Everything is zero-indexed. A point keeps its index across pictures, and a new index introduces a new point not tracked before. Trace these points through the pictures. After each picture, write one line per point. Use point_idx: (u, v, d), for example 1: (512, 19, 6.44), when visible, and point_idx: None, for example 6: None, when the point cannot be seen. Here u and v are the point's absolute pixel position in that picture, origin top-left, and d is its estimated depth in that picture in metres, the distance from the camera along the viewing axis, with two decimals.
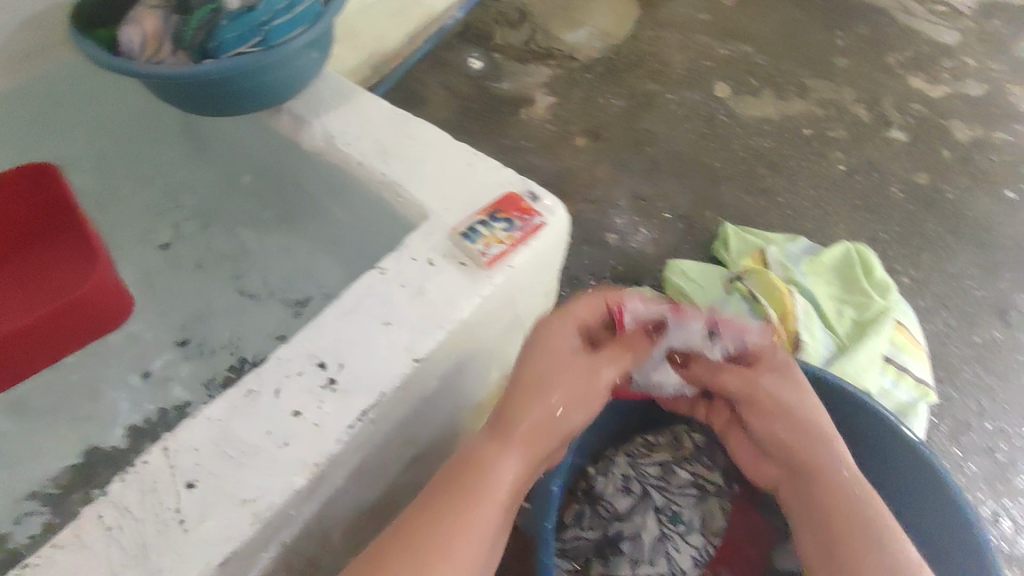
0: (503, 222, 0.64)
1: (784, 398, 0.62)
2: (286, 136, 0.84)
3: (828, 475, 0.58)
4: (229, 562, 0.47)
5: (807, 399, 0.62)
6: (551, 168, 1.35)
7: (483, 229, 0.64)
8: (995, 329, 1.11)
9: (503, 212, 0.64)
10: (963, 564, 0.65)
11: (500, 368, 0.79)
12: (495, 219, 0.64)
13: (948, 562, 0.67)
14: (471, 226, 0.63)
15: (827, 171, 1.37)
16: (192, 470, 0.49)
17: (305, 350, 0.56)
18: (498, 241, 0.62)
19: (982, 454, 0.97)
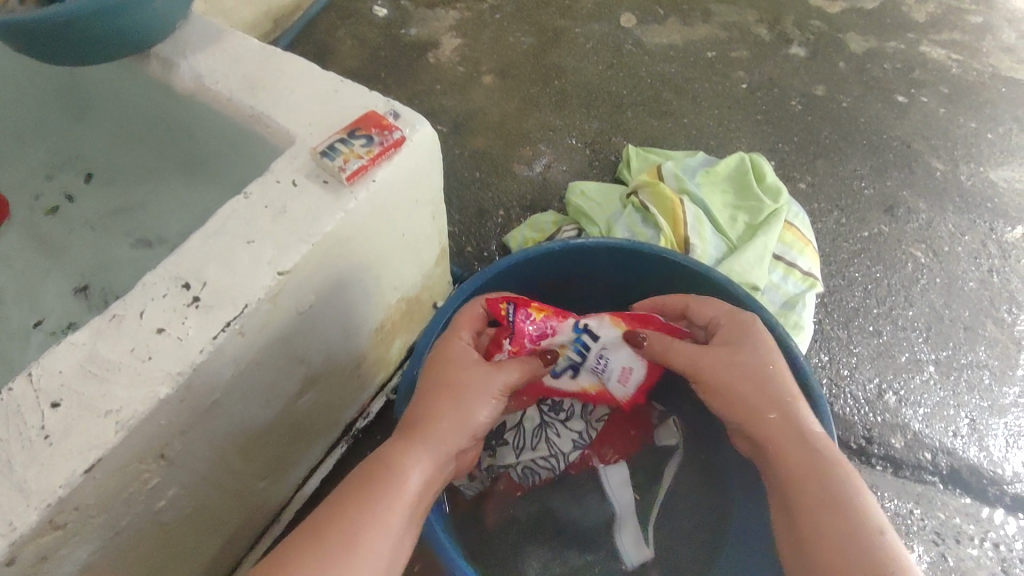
0: (362, 138, 0.65)
1: (754, 363, 0.60)
2: (161, 83, 0.79)
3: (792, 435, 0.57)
4: (98, 467, 0.49)
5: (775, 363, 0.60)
6: (463, 108, 1.33)
7: (343, 146, 0.65)
8: (882, 223, 1.20)
9: (362, 129, 0.66)
10: None
11: (393, 289, 0.81)
12: (355, 136, 0.66)
13: None
14: (331, 144, 0.65)
15: (730, 91, 1.40)
16: (57, 390, 0.51)
17: (169, 273, 0.57)
18: (357, 156, 0.64)
19: (869, 336, 1.06)
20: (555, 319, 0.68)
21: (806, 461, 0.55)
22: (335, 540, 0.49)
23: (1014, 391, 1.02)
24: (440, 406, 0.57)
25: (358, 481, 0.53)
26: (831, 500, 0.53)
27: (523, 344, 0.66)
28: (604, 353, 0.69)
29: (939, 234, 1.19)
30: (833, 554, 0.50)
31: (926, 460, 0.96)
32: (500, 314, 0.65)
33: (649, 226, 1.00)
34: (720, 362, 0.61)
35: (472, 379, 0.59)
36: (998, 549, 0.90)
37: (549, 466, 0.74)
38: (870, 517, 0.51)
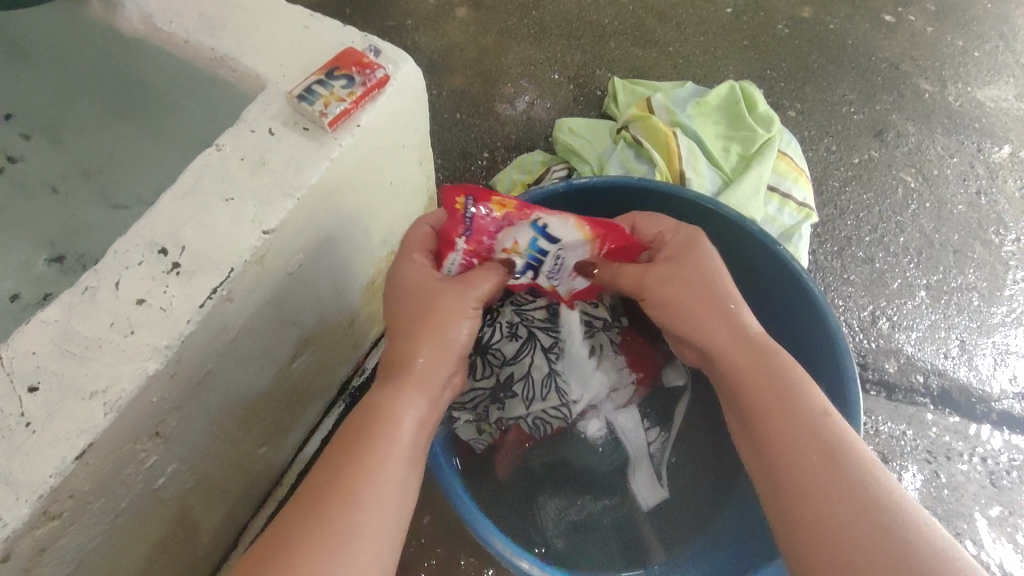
0: (342, 79, 0.60)
1: (700, 277, 0.59)
2: (106, 25, 0.71)
3: (742, 347, 0.56)
4: (90, 452, 0.46)
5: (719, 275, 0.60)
6: (437, 43, 1.25)
7: (321, 89, 0.60)
8: (872, 149, 1.18)
9: (341, 69, 0.60)
10: (821, 358, 0.69)
11: (383, 242, 0.77)
12: (334, 77, 0.60)
13: (811, 359, 0.72)
14: (309, 87, 0.59)
15: (716, 16, 1.34)
16: (34, 373, 0.46)
17: (141, 238, 0.52)
18: (338, 99, 0.59)
19: (862, 265, 1.06)
20: (518, 218, 0.63)
21: (760, 367, 0.54)
22: (336, 499, 0.46)
23: (1002, 311, 1.04)
24: (422, 340, 0.56)
25: (346, 440, 0.50)
26: (796, 409, 0.51)
27: (480, 241, 0.62)
28: (562, 254, 0.66)
29: (928, 157, 1.18)
30: (795, 454, 0.49)
31: (918, 383, 0.98)
32: (455, 206, 0.61)
33: (643, 162, 0.96)
34: (671, 277, 0.60)
35: (446, 305, 0.57)
36: (986, 463, 0.94)
37: (561, 415, 0.72)
38: (828, 417, 0.50)
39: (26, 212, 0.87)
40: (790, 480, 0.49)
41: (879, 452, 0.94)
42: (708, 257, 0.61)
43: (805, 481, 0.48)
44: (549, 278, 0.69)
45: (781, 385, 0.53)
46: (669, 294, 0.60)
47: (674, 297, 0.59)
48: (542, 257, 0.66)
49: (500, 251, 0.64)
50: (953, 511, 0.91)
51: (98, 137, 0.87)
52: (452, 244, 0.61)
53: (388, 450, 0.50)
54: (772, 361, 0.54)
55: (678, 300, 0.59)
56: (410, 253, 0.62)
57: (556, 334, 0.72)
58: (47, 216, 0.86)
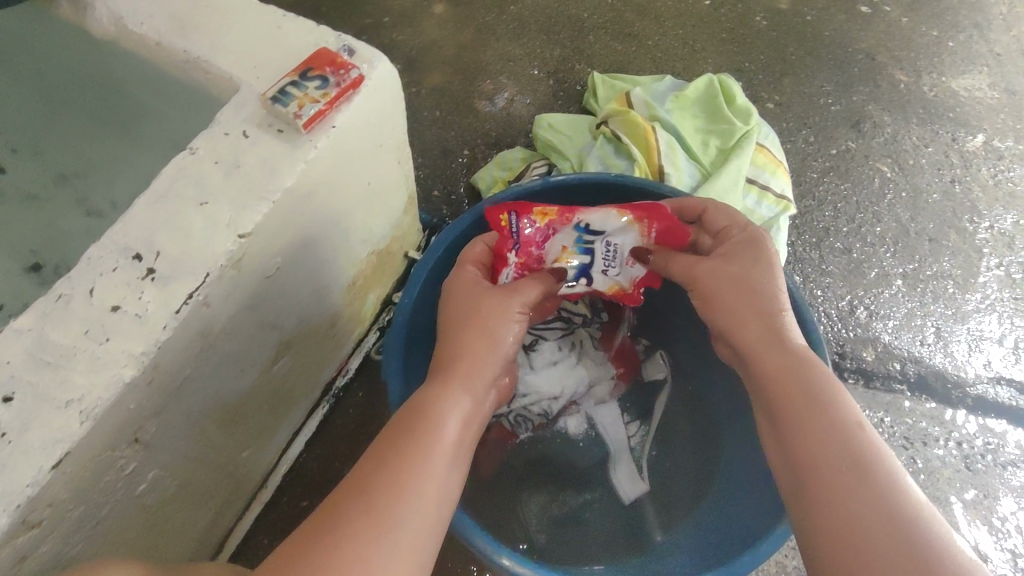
0: (316, 81, 0.60)
1: (752, 280, 0.59)
2: (78, 27, 0.72)
3: (786, 352, 0.55)
4: (67, 461, 0.46)
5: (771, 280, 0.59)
6: (415, 40, 1.25)
7: (295, 91, 0.59)
8: (849, 139, 1.19)
9: (314, 70, 0.60)
10: None
11: (362, 242, 0.77)
12: (308, 78, 0.60)
13: None
14: (282, 89, 0.59)
15: (694, 9, 1.35)
16: (7, 383, 0.46)
17: (115, 244, 0.52)
18: (313, 100, 0.59)
19: (839, 255, 1.08)
20: (560, 223, 0.66)
21: (801, 371, 0.54)
22: (378, 491, 0.47)
23: (976, 298, 1.06)
24: (470, 338, 0.57)
25: (391, 432, 0.51)
26: (831, 414, 0.51)
27: (530, 252, 0.66)
28: (612, 243, 0.67)
29: (904, 147, 1.19)
30: (824, 461, 0.49)
31: (895, 370, 1.00)
32: (500, 225, 0.65)
33: (622, 157, 0.96)
34: (723, 278, 0.60)
35: (492, 307, 0.59)
36: (961, 447, 0.96)
37: (542, 412, 0.76)
38: (862, 430, 0.50)
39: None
40: (814, 478, 0.49)
41: None
42: (764, 258, 0.60)
43: (829, 480, 0.48)
44: (609, 276, 0.69)
45: (819, 389, 0.53)
46: (717, 295, 0.60)
47: (722, 296, 0.60)
48: (594, 250, 0.67)
49: (552, 259, 0.67)
50: (929, 495, 0.93)
51: (71, 141, 0.86)
52: (505, 260, 0.65)
53: (433, 447, 0.50)
54: (814, 369, 0.54)
55: (725, 298, 0.59)
56: (464, 265, 0.64)
57: (536, 330, 0.76)
58: (20, 223, 0.85)
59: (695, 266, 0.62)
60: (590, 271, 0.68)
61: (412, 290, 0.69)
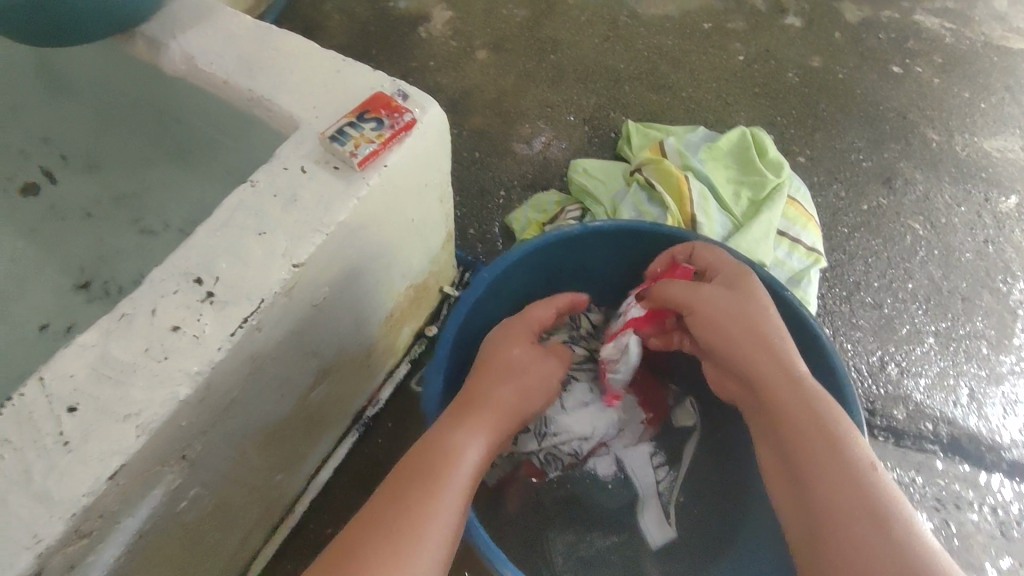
0: (372, 122, 0.63)
1: (751, 311, 0.61)
2: (149, 63, 0.77)
3: (794, 390, 0.56)
4: (120, 474, 0.48)
5: (770, 315, 0.61)
6: (458, 84, 1.31)
7: (352, 130, 0.63)
8: (880, 196, 1.20)
9: (371, 112, 0.64)
10: None
11: (401, 276, 0.79)
12: (364, 120, 0.63)
13: None
14: (340, 128, 0.62)
15: (727, 63, 1.39)
16: (71, 395, 0.49)
17: (178, 268, 0.55)
18: (368, 140, 0.62)
19: (870, 310, 1.07)
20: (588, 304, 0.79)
21: (807, 409, 0.55)
22: (391, 531, 0.48)
23: (1010, 360, 1.04)
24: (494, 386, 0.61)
25: (408, 471, 0.53)
26: (841, 453, 0.51)
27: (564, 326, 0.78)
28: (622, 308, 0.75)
29: (936, 205, 1.20)
30: (837, 507, 0.49)
31: (927, 430, 0.98)
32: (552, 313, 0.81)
33: (655, 204, 0.98)
34: (724, 310, 0.62)
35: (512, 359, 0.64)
36: (996, 514, 0.93)
37: (572, 451, 0.74)
38: (874, 472, 0.50)
39: (59, 239, 0.90)
40: (828, 519, 0.49)
41: None
42: (755, 293, 0.63)
43: (842, 524, 0.48)
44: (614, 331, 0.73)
45: (824, 428, 0.53)
46: (721, 328, 0.61)
47: (727, 329, 0.61)
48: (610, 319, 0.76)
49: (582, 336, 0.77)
50: (963, 562, 0.90)
51: (131, 168, 0.91)
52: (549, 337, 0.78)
53: (449, 488, 0.52)
54: (823, 407, 0.55)
55: (728, 340, 0.61)
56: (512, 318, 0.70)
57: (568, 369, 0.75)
58: (77, 242, 0.90)
59: (693, 294, 0.64)
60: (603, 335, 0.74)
61: (452, 322, 0.69)
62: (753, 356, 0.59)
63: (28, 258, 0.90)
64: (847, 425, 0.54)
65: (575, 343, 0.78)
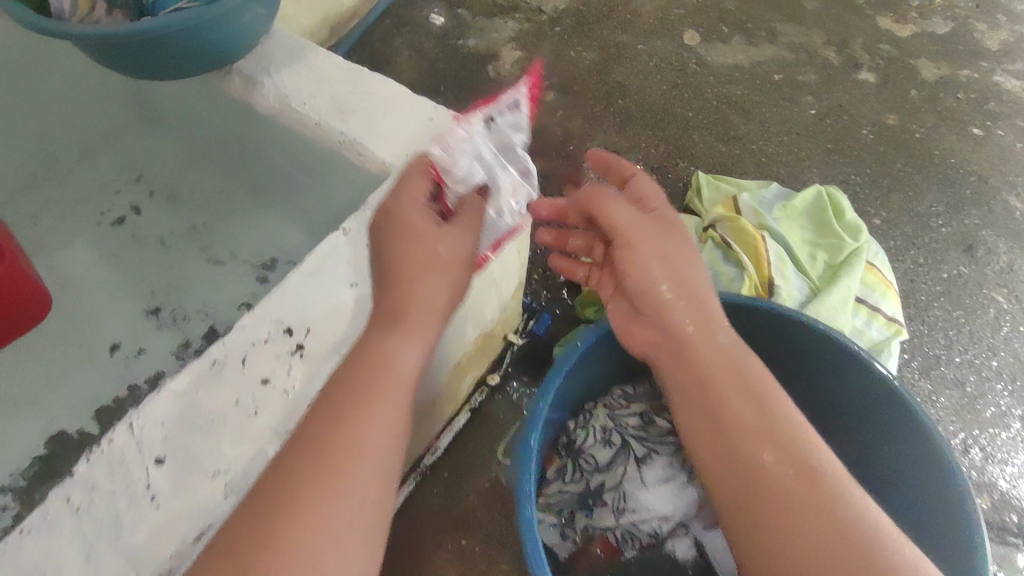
0: (467, 176, 0.63)
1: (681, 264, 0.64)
2: (241, 98, 0.78)
3: (728, 359, 0.59)
4: (206, 531, 0.48)
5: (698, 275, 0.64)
6: (525, 124, 1.31)
7: (446, 185, 0.63)
8: (961, 264, 1.15)
9: (466, 165, 0.64)
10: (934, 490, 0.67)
11: (473, 325, 0.78)
12: (459, 174, 0.63)
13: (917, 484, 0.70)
14: (435, 182, 0.62)
15: (798, 117, 1.37)
16: (161, 445, 0.48)
17: (269, 315, 0.54)
18: (462, 195, 0.62)
19: (951, 387, 1.02)
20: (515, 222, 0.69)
21: (737, 379, 0.58)
22: (320, 467, 0.46)
23: None
24: (414, 297, 0.54)
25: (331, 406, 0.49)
26: (772, 415, 0.55)
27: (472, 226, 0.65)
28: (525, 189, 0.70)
29: (1020, 278, 1.14)
30: (771, 467, 0.53)
31: (1012, 523, 0.92)
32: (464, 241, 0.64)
33: (731, 264, 0.94)
34: (660, 261, 0.64)
35: (430, 268, 0.55)
36: None
37: (651, 531, 0.72)
38: (802, 433, 0.54)
39: (134, 264, 0.91)
40: (764, 479, 0.52)
41: None
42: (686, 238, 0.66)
43: (785, 483, 0.51)
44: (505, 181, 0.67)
45: (753, 394, 0.57)
46: (653, 282, 0.64)
47: (658, 281, 0.63)
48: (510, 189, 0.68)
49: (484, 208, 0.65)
50: None
51: (212, 198, 0.94)
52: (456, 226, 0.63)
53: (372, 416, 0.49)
54: (753, 375, 0.58)
55: (655, 282, 0.63)
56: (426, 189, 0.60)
57: (648, 444, 0.74)
58: (150, 269, 0.91)
59: (634, 222, 0.65)
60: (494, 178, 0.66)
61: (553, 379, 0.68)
62: (693, 324, 0.62)
63: (103, 281, 0.91)
64: (772, 388, 0.58)
65: (656, 416, 0.76)
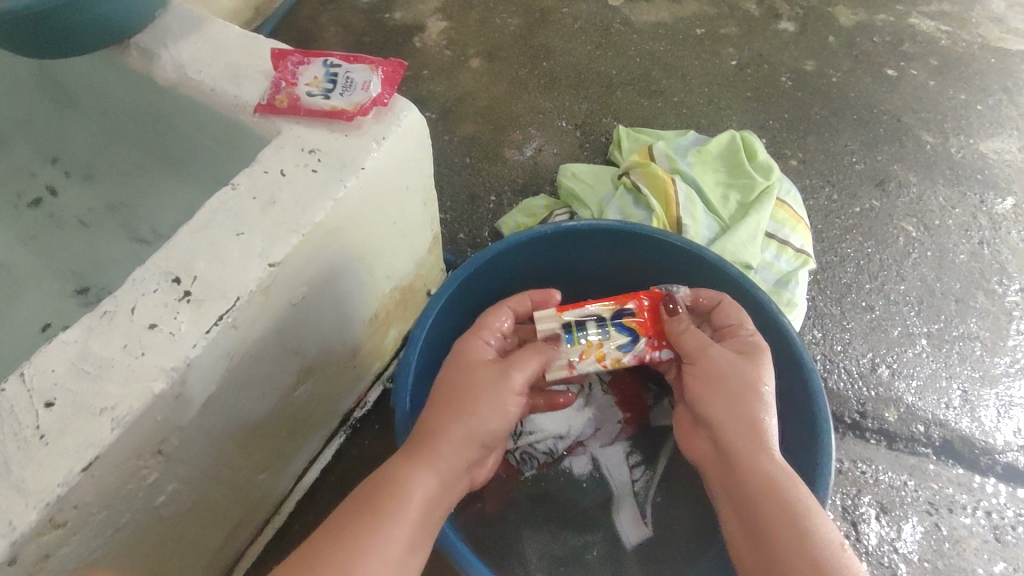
0: (623, 332, 0.71)
1: (721, 365, 0.62)
2: (142, 74, 0.78)
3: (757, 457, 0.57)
4: (96, 466, 0.49)
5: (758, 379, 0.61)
6: (450, 91, 1.32)
7: (593, 329, 0.71)
8: (873, 198, 1.20)
9: (628, 322, 0.71)
10: (804, 422, 0.70)
11: (386, 277, 0.80)
12: (619, 326, 0.71)
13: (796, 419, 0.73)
14: (584, 320, 0.71)
15: (720, 68, 1.40)
16: (51, 389, 0.50)
17: (159, 267, 0.56)
18: (593, 349, 0.70)
19: (863, 313, 1.07)
20: (320, 67, 0.70)
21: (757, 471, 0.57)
22: (351, 519, 0.54)
23: (1005, 362, 1.04)
24: (464, 412, 0.60)
25: (353, 507, 0.55)
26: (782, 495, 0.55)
27: (286, 72, 0.70)
28: (351, 75, 0.69)
29: (930, 208, 1.19)
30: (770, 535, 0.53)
31: (919, 433, 0.98)
32: (279, 62, 0.71)
33: (641, 208, 0.99)
34: (719, 359, 0.63)
35: (490, 388, 0.61)
36: (990, 517, 0.93)
37: (547, 450, 0.83)
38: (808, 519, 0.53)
39: (57, 243, 0.98)
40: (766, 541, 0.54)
41: (878, 503, 0.93)
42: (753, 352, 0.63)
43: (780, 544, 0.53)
44: (342, 95, 0.67)
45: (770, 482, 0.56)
46: (712, 383, 0.62)
47: (705, 386, 0.62)
48: (337, 80, 0.69)
49: (302, 83, 0.69)
50: (955, 566, 0.90)
51: (131, 174, 0.96)
52: (276, 87, 0.69)
53: (386, 513, 0.54)
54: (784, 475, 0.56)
55: (706, 397, 0.62)
56: (490, 321, 0.70)
57: None
58: (72, 244, 0.97)
59: (699, 344, 0.65)
60: (327, 93, 0.68)
61: (424, 322, 0.71)
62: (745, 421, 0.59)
63: (44, 273, 0.96)
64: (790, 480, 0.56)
65: None
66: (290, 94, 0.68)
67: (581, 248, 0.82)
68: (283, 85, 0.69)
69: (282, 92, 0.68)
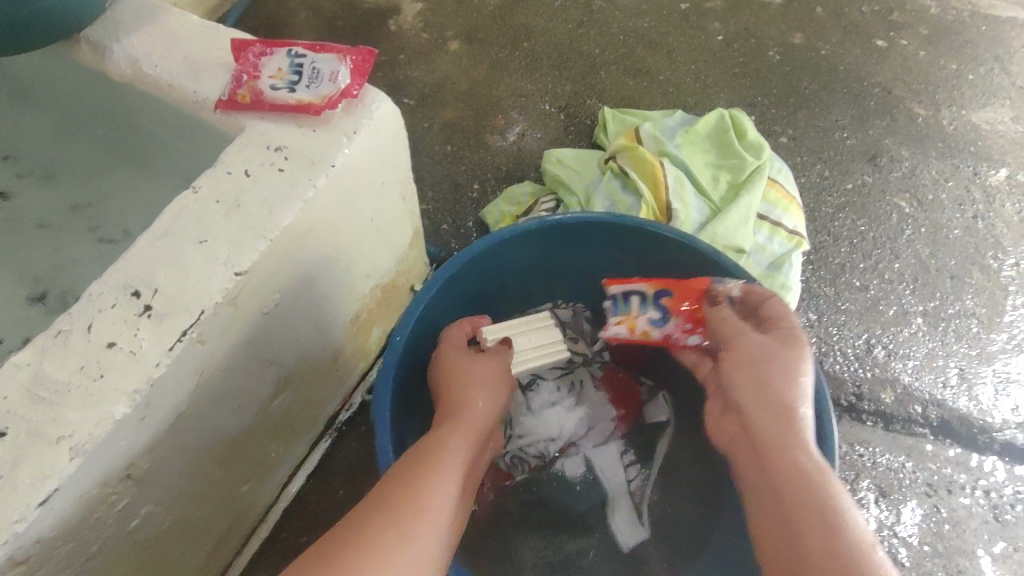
0: (652, 313, 0.71)
1: (755, 350, 0.60)
2: (95, 70, 0.73)
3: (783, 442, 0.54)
4: (56, 498, 0.46)
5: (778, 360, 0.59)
6: (428, 77, 1.27)
7: (633, 304, 0.72)
8: (865, 174, 1.18)
9: (665, 304, 0.70)
10: None
11: (366, 277, 0.77)
12: (648, 306, 0.71)
13: None
14: (636, 298, 0.72)
15: (706, 44, 1.35)
16: (2, 418, 0.47)
17: (116, 279, 0.53)
18: (625, 323, 0.72)
19: (858, 293, 1.05)
20: (284, 57, 0.66)
21: (776, 460, 0.54)
22: (380, 503, 0.50)
23: (1002, 338, 1.03)
24: (457, 406, 0.63)
25: (384, 490, 0.51)
26: (805, 485, 0.52)
27: (247, 64, 0.65)
28: (317, 65, 0.65)
29: (923, 182, 1.17)
30: (801, 530, 0.50)
31: (916, 413, 0.97)
32: (240, 53, 0.66)
33: (629, 192, 0.97)
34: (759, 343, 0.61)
35: (465, 384, 0.66)
36: (989, 496, 0.92)
37: (538, 454, 0.83)
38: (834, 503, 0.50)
39: (19, 248, 0.90)
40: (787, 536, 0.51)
41: (876, 486, 0.92)
42: (784, 330, 0.61)
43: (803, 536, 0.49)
44: (309, 87, 0.63)
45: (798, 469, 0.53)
46: (751, 364, 0.60)
47: (739, 373, 0.60)
48: (303, 70, 0.64)
49: (265, 75, 0.64)
50: (955, 547, 0.89)
51: (94, 176, 0.92)
52: (237, 80, 0.64)
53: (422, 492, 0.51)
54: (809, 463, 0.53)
55: (737, 380, 0.60)
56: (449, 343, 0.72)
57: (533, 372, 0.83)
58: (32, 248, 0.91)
59: (732, 333, 0.63)
60: (292, 86, 0.63)
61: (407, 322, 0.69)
62: (767, 406, 0.56)
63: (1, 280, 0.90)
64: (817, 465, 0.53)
65: None
66: (253, 88, 0.64)
67: (572, 242, 0.79)
68: (245, 79, 0.64)
69: (244, 86, 0.64)
